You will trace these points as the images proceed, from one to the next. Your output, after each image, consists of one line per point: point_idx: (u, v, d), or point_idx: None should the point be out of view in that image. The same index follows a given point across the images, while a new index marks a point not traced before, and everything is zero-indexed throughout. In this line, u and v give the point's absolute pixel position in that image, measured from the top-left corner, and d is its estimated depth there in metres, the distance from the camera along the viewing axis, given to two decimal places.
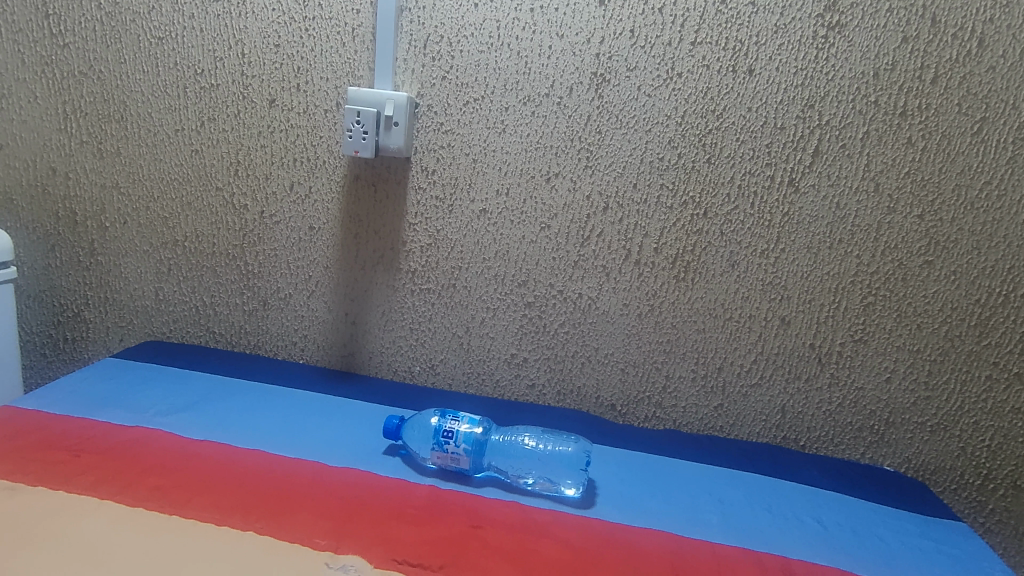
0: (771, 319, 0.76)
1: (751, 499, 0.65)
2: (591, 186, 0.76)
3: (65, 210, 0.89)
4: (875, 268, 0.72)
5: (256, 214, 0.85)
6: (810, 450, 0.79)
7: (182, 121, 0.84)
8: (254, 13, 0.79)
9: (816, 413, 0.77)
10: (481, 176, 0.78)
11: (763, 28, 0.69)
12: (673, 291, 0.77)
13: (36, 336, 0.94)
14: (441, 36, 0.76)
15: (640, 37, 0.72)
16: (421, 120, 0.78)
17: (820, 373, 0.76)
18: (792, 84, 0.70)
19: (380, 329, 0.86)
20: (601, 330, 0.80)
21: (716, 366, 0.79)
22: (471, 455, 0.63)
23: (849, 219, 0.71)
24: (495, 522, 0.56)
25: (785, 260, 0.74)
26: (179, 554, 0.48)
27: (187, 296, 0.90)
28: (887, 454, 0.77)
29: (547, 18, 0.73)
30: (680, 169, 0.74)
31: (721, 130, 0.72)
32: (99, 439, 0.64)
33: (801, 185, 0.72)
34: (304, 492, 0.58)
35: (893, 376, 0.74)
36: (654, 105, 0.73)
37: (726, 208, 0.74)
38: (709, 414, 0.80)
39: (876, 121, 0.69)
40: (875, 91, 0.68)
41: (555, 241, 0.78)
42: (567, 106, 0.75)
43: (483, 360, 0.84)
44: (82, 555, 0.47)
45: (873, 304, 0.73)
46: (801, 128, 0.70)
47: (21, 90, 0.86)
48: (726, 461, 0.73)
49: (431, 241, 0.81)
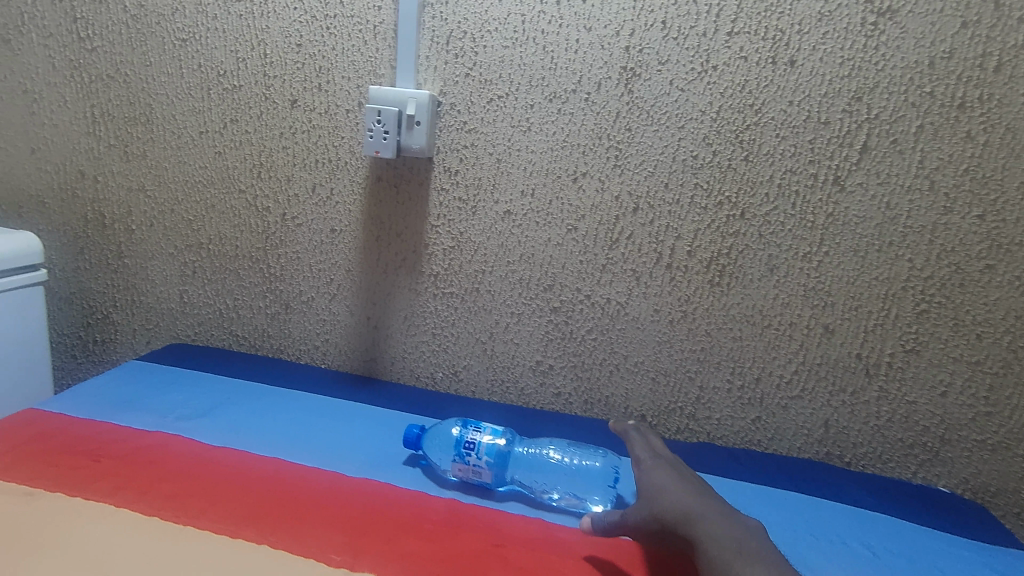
0: (813, 327, 0.71)
1: (793, 519, 0.61)
2: (620, 187, 0.73)
3: (93, 212, 0.90)
4: (928, 272, 0.67)
5: (279, 217, 0.84)
6: (857, 468, 0.74)
7: (206, 123, 0.84)
8: (276, 12, 0.78)
9: (863, 428, 0.72)
10: (505, 177, 0.75)
11: (806, 16, 0.65)
12: (708, 296, 0.73)
13: (67, 337, 0.96)
14: (464, 32, 0.73)
15: (673, 29, 0.68)
16: (444, 119, 0.76)
17: (868, 386, 0.71)
18: (838, 75, 0.65)
19: (401, 333, 0.84)
20: (630, 337, 0.77)
21: (753, 376, 0.74)
22: (494, 467, 0.60)
23: (900, 220, 0.66)
24: (517, 540, 0.53)
25: (829, 263, 0.69)
26: (188, 558, 0.47)
27: (211, 298, 0.89)
28: (941, 473, 0.71)
29: (575, 11, 0.70)
30: (715, 167, 0.70)
31: (759, 126, 0.68)
32: (117, 444, 0.63)
33: (847, 183, 0.67)
34: (320, 503, 0.56)
35: (948, 390, 0.69)
36: (687, 100, 0.69)
37: (764, 208, 0.69)
38: (745, 426, 0.76)
39: (931, 114, 0.64)
40: (930, 81, 0.63)
41: (582, 243, 0.75)
42: (595, 102, 0.71)
43: (507, 367, 0.81)
44: (82, 557, 0.46)
45: (926, 311, 0.68)
46: (848, 123, 0.66)
47: (51, 94, 0.87)
48: (763, 478, 0.69)
49: (454, 244, 0.79)
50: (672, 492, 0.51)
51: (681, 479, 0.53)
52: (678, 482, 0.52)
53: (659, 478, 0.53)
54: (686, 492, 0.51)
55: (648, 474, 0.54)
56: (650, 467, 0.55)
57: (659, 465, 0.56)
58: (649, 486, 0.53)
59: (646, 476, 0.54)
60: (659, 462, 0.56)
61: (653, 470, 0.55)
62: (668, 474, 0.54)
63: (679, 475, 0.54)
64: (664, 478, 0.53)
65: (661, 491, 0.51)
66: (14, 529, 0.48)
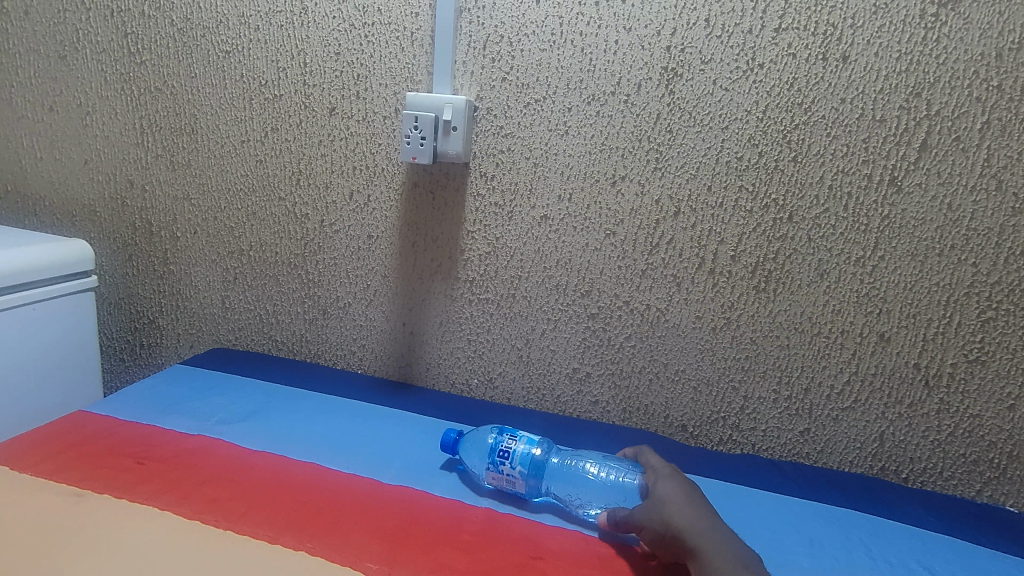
0: (867, 335, 0.68)
1: (847, 538, 0.58)
2: (660, 190, 0.71)
3: (141, 220, 0.93)
4: (995, 278, 0.63)
5: (317, 223, 0.85)
6: (915, 485, 0.70)
7: (248, 132, 0.86)
8: (316, 22, 0.79)
9: (922, 442, 0.68)
10: (542, 181, 0.74)
11: (859, 9, 0.62)
12: (753, 302, 0.70)
13: (116, 341, 0.99)
14: (501, 36, 0.73)
15: (716, 26, 0.66)
16: (480, 124, 0.75)
17: (926, 398, 0.67)
18: (894, 70, 0.62)
19: (437, 339, 0.84)
20: (670, 345, 0.74)
21: (802, 386, 0.71)
22: (528, 477, 0.59)
23: (962, 222, 0.62)
24: (556, 553, 0.52)
25: (884, 268, 0.66)
26: (182, 565, 0.46)
27: (252, 304, 0.91)
28: (1010, 492, 0.67)
29: (614, 12, 0.69)
30: (761, 169, 0.67)
31: (809, 125, 0.65)
32: (160, 447, 0.64)
33: (904, 184, 0.63)
34: (356, 510, 0.55)
35: (1017, 403, 0.65)
36: (731, 100, 0.67)
37: (814, 211, 0.66)
38: (793, 439, 0.73)
39: (998, 109, 0.60)
40: (997, 74, 0.59)
41: (620, 248, 0.73)
42: (634, 104, 0.70)
43: (544, 374, 0.80)
44: (69, 559, 0.46)
45: (992, 319, 0.64)
46: (905, 120, 0.62)
47: (103, 107, 0.91)
48: (813, 493, 0.66)
49: (490, 249, 0.78)
50: (685, 501, 0.50)
51: (693, 494, 0.52)
52: (689, 492, 0.52)
53: (669, 485, 0.53)
54: (695, 506, 0.50)
55: (659, 483, 0.53)
56: (662, 478, 0.54)
57: (674, 477, 0.55)
58: (660, 493, 0.52)
59: (658, 484, 0.53)
60: (672, 475, 0.55)
61: (663, 480, 0.54)
62: (680, 486, 0.53)
63: (690, 490, 0.53)
64: (677, 490, 0.52)
65: (670, 500, 0.50)
66: (53, 530, 0.49)
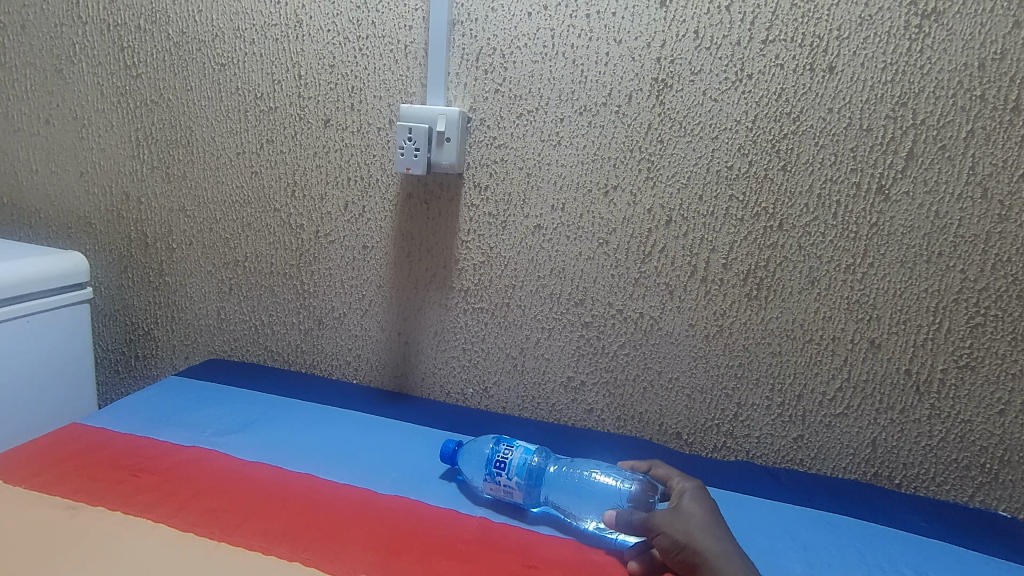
0: (858, 342, 0.68)
1: (840, 543, 0.58)
2: (652, 199, 0.71)
3: (136, 232, 0.93)
4: (982, 284, 0.63)
5: (312, 234, 0.85)
6: (908, 490, 0.70)
7: (243, 144, 0.86)
8: (310, 35, 0.80)
9: (914, 448, 0.69)
10: (535, 191, 0.75)
11: (845, 21, 0.63)
12: (745, 310, 0.71)
13: (110, 353, 0.99)
14: (493, 48, 0.74)
15: (705, 39, 0.67)
16: (474, 135, 0.76)
17: (917, 404, 0.68)
18: (880, 81, 0.63)
19: (432, 348, 0.84)
20: (664, 352, 0.75)
21: (794, 393, 0.71)
22: (525, 488, 0.59)
23: (950, 229, 0.63)
24: (552, 562, 0.52)
25: (874, 275, 0.66)
26: (184, 569, 0.47)
27: (247, 314, 0.91)
28: (1002, 497, 0.67)
29: (605, 24, 0.70)
30: (751, 178, 0.68)
31: (797, 134, 0.66)
32: (155, 459, 0.64)
33: (891, 192, 0.64)
34: (352, 521, 0.55)
35: (1007, 408, 0.65)
36: (721, 110, 0.67)
37: (804, 218, 0.67)
38: (787, 445, 0.73)
39: (982, 118, 0.61)
40: (980, 84, 0.60)
41: (613, 257, 0.74)
42: (626, 114, 0.71)
43: (538, 383, 0.80)
44: (70, 559, 0.47)
45: (981, 325, 0.64)
46: (892, 129, 0.63)
47: (99, 119, 0.91)
48: (807, 499, 0.66)
49: (484, 258, 0.79)
50: (709, 522, 0.51)
51: (716, 515, 0.52)
52: (712, 512, 0.52)
53: (696, 503, 0.53)
54: (717, 528, 0.50)
55: (686, 499, 0.53)
56: (690, 496, 0.54)
57: (699, 493, 0.55)
58: (686, 510, 0.52)
59: (685, 499, 0.53)
60: (698, 493, 0.55)
61: (691, 499, 0.53)
62: (704, 505, 0.53)
63: (715, 512, 0.53)
64: (702, 509, 0.52)
65: (696, 518, 0.51)
66: (59, 535, 0.50)
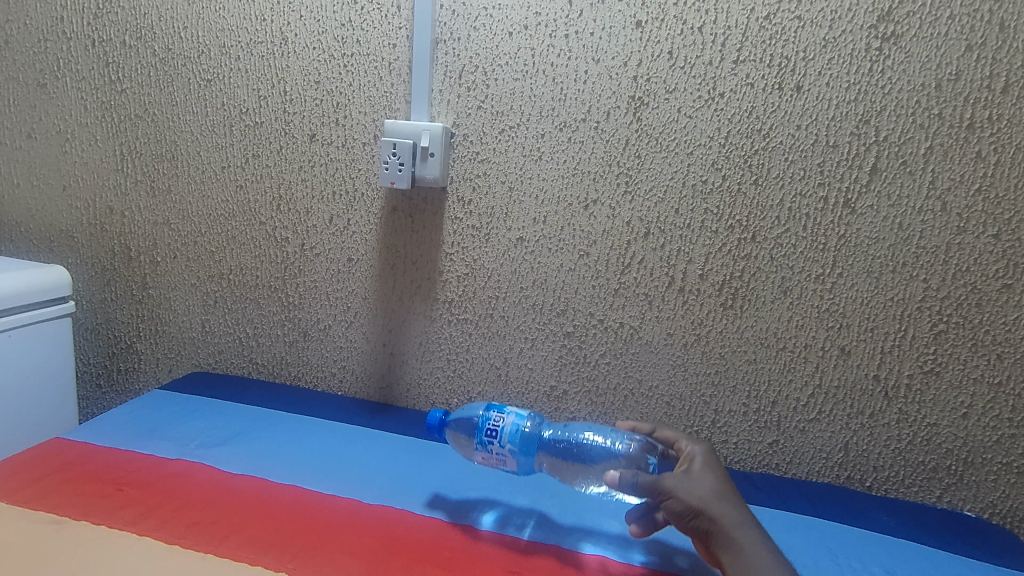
0: (828, 349, 0.71)
1: (813, 544, 0.60)
2: (631, 213, 0.74)
3: (120, 245, 0.93)
4: (944, 293, 0.66)
5: (297, 246, 0.86)
6: (879, 492, 0.72)
7: (228, 158, 0.87)
8: (296, 52, 0.82)
9: (884, 451, 0.71)
10: (517, 205, 0.77)
11: (811, 43, 0.66)
12: (721, 319, 0.73)
13: (92, 367, 0.98)
14: (475, 66, 0.76)
15: (679, 59, 0.70)
16: (457, 150, 0.78)
17: (886, 408, 0.70)
18: (844, 100, 0.66)
19: (417, 359, 0.85)
20: (644, 361, 0.77)
21: (769, 399, 0.74)
22: (517, 454, 0.61)
23: (913, 241, 0.66)
24: (534, 567, 0.53)
25: (842, 285, 0.69)
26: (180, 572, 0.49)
27: (231, 327, 0.92)
28: (968, 497, 0.70)
29: (583, 44, 0.72)
30: (724, 192, 0.70)
31: (768, 150, 0.69)
32: (140, 472, 0.64)
33: (857, 206, 0.67)
34: (339, 530, 0.56)
35: (970, 411, 0.68)
36: (695, 126, 0.70)
37: (775, 231, 0.70)
38: (763, 450, 0.75)
39: (940, 135, 0.64)
40: (937, 103, 0.64)
41: (593, 269, 0.76)
42: (604, 130, 0.73)
43: (522, 393, 0.82)
44: (68, 562, 0.49)
45: (944, 331, 0.67)
46: (856, 146, 0.66)
47: (83, 134, 0.91)
48: (782, 502, 0.68)
49: (468, 270, 0.80)
50: (721, 491, 0.52)
51: (724, 483, 0.54)
52: (721, 479, 0.54)
53: (707, 472, 0.54)
54: (729, 496, 0.52)
55: (698, 469, 0.54)
56: (701, 466, 0.55)
57: (709, 462, 0.56)
58: (700, 477, 0.53)
59: (696, 469, 0.54)
60: (707, 461, 0.56)
61: (702, 469, 0.54)
62: (713, 474, 0.54)
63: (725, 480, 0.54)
64: (713, 478, 0.53)
65: (709, 486, 0.52)
66: (57, 540, 0.51)
